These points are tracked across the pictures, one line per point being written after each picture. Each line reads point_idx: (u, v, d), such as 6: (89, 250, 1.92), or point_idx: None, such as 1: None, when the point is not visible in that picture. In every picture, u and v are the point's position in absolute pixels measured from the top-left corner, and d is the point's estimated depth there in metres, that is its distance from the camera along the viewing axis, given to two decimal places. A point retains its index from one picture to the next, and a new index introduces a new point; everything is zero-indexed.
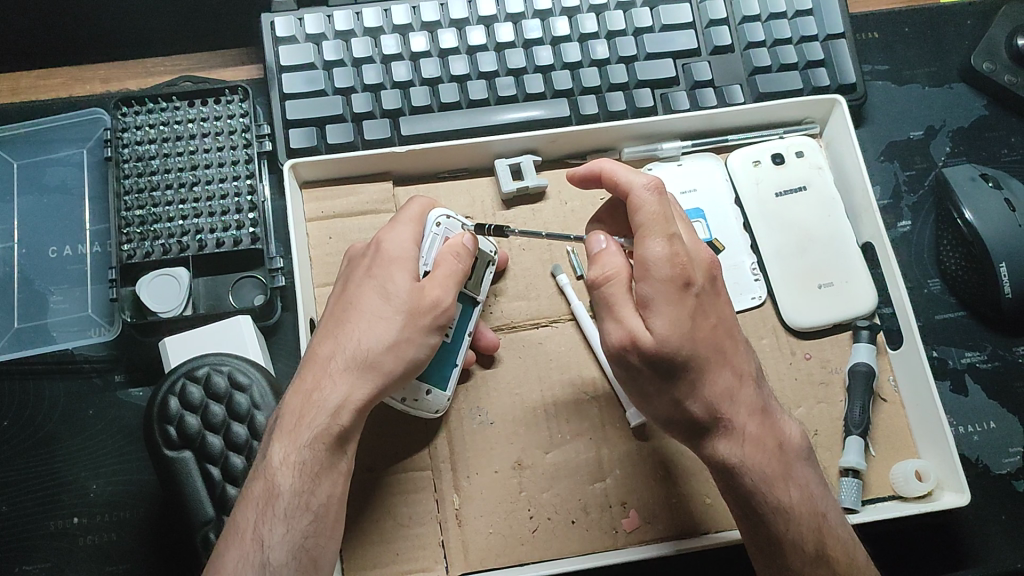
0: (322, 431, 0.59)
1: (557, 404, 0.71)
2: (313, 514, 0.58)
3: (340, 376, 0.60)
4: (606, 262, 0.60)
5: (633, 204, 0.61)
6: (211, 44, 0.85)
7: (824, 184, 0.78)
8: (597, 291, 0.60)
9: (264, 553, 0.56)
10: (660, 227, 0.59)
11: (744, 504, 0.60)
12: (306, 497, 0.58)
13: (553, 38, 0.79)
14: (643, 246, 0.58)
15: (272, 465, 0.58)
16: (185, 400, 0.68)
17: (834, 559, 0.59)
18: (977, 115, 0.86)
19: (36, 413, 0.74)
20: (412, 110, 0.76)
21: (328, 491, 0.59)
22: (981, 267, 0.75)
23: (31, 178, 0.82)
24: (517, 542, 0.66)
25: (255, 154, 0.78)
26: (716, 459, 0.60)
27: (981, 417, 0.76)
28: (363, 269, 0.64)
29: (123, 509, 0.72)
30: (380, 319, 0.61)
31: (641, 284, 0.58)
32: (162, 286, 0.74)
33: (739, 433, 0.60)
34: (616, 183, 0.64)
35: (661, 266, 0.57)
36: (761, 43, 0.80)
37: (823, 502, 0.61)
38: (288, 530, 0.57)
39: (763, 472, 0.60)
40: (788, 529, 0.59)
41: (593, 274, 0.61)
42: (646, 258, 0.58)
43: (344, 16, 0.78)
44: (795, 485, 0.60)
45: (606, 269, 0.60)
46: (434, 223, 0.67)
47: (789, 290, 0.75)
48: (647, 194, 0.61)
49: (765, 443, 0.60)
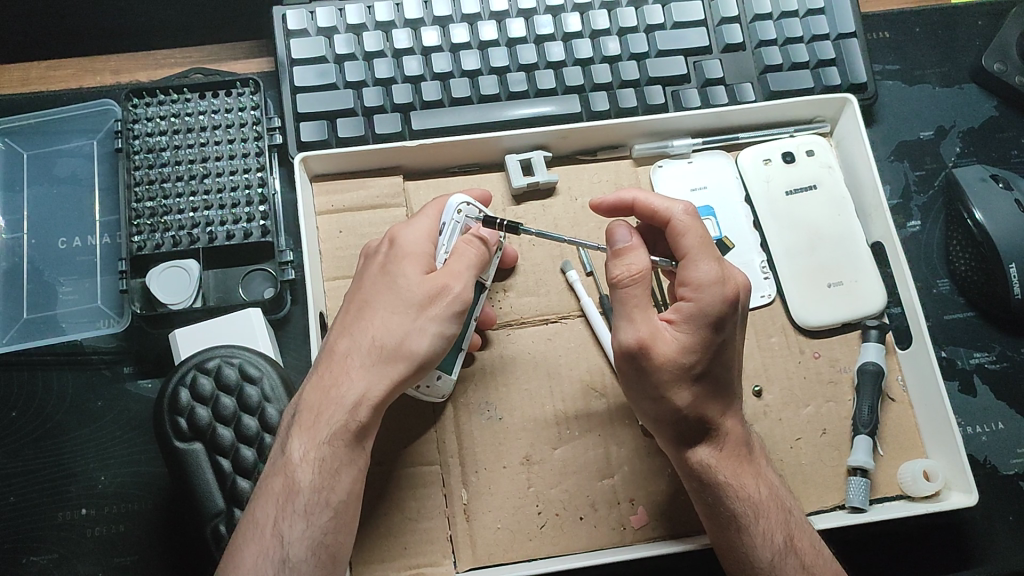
0: (341, 428, 0.59)
1: (566, 401, 0.71)
2: (333, 510, 0.58)
3: (357, 371, 0.60)
4: (633, 258, 0.61)
5: (676, 229, 0.63)
6: (220, 36, 0.85)
7: (833, 183, 0.79)
8: (622, 287, 0.60)
9: (284, 548, 0.56)
10: (707, 253, 0.61)
11: (714, 502, 0.61)
12: (326, 493, 0.58)
13: (565, 34, 0.79)
14: (696, 268, 0.60)
15: (291, 461, 0.59)
16: (194, 392, 0.68)
17: (802, 551, 0.60)
18: (987, 116, 0.86)
19: (44, 404, 0.74)
20: (423, 105, 0.76)
21: (348, 486, 0.59)
22: (991, 267, 0.75)
23: (41, 169, 0.82)
24: (524, 538, 0.66)
25: (266, 147, 0.78)
26: (691, 460, 0.62)
27: (989, 418, 0.76)
28: (379, 266, 0.64)
29: (130, 501, 0.72)
30: (394, 314, 0.61)
31: (688, 302, 0.60)
32: (172, 278, 0.74)
33: (718, 438, 0.62)
34: (652, 209, 0.65)
35: (710, 288, 0.59)
36: (773, 41, 0.80)
37: (787, 499, 0.63)
38: (308, 526, 0.57)
39: (736, 470, 0.62)
40: (757, 520, 0.60)
41: (619, 270, 0.60)
42: (697, 280, 0.60)
43: (356, 9, 0.78)
44: (764, 483, 0.63)
45: (635, 266, 0.60)
46: (455, 210, 0.66)
47: (799, 288, 0.75)
48: (689, 220, 0.63)
49: (737, 444, 0.63)
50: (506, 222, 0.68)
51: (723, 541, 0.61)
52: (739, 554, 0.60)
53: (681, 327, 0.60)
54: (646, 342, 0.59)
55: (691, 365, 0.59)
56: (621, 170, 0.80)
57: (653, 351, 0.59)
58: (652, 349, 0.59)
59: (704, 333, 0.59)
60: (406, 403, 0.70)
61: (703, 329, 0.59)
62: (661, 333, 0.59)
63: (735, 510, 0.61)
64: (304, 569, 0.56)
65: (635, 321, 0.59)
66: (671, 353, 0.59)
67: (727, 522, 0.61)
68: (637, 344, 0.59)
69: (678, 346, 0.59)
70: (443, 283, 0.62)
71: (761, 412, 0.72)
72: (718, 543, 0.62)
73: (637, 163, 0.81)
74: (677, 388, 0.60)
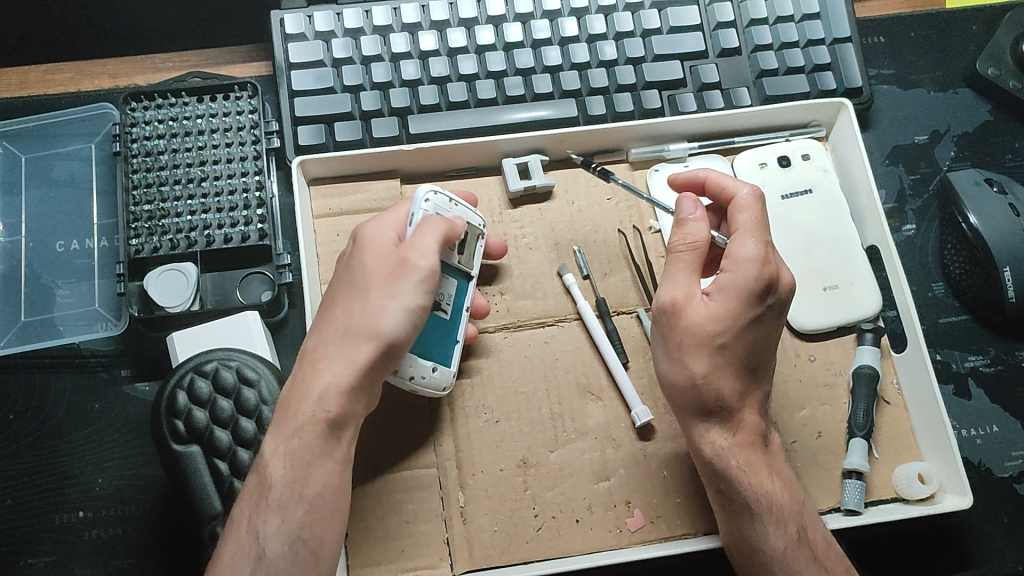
0: (311, 420, 0.59)
1: (563, 404, 0.71)
2: (308, 505, 0.58)
3: (323, 362, 0.60)
4: (693, 228, 0.63)
5: (736, 206, 0.65)
6: (218, 42, 0.85)
7: (829, 186, 0.79)
8: (675, 250, 0.63)
9: (259, 544, 0.56)
10: (755, 232, 0.63)
11: (728, 490, 0.62)
12: (299, 487, 0.58)
13: (562, 38, 0.79)
14: (740, 243, 0.62)
15: (264, 458, 0.59)
16: (192, 395, 0.68)
17: (815, 543, 0.60)
18: (981, 120, 0.86)
19: (41, 406, 0.74)
20: (420, 109, 0.76)
21: (322, 480, 0.59)
22: (985, 271, 0.75)
23: (38, 172, 0.82)
24: (521, 540, 0.66)
25: (263, 150, 0.78)
26: (707, 450, 0.62)
27: (984, 421, 0.76)
28: (346, 262, 0.65)
29: (127, 504, 0.72)
30: (357, 299, 0.61)
31: (726, 274, 0.61)
32: (169, 281, 0.74)
33: (736, 425, 0.63)
34: (722, 186, 0.68)
35: (749, 265, 0.61)
36: (768, 46, 0.80)
37: (800, 492, 0.63)
38: (282, 520, 0.57)
39: (751, 459, 0.62)
40: (771, 511, 0.60)
41: (676, 236, 0.64)
42: (738, 255, 0.61)
43: (354, 14, 0.78)
44: (777, 474, 0.63)
45: (690, 233, 0.63)
46: (424, 198, 0.66)
47: (795, 292, 0.76)
48: (753, 203, 0.65)
49: (753, 435, 0.63)
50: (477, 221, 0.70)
51: (738, 532, 0.61)
52: (751, 546, 0.61)
53: (715, 298, 0.61)
54: (679, 303, 0.61)
55: (718, 337, 0.60)
56: (616, 174, 0.80)
57: (683, 312, 0.61)
58: (684, 312, 0.61)
59: (734, 305, 0.60)
60: (403, 406, 0.70)
61: (735, 302, 0.60)
62: (697, 301, 0.61)
63: (750, 500, 0.61)
64: (283, 565, 0.56)
65: (675, 283, 0.62)
66: (700, 318, 0.60)
67: (742, 513, 0.61)
68: (670, 302, 0.61)
69: (708, 313, 0.60)
70: (409, 266, 0.62)
71: None
72: (730, 535, 0.62)
73: (634, 166, 0.81)
74: (698, 358, 0.61)
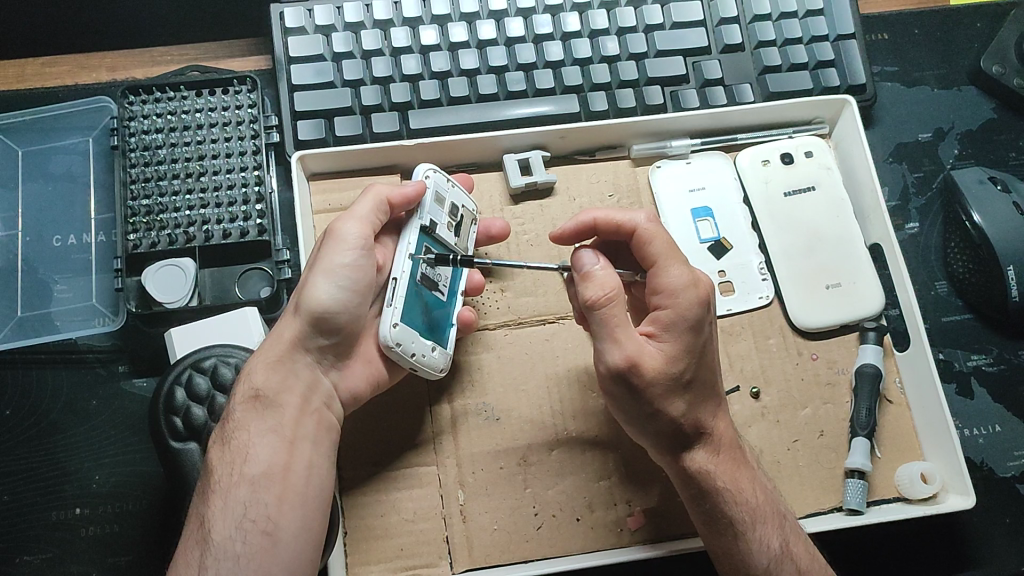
0: (241, 400, 0.63)
1: (564, 402, 0.70)
2: (251, 482, 0.59)
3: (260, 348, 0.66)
4: (604, 278, 0.59)
5: (643, 238, 0.63)
6: (218, 36, 0.85)
7: (832, 184, 0.78)
8: (600, 309, 0.58)
9: (205, 527, 0.57)
10: (675, 258, 0.62)
11: (712, 509, 0.61)
12: (238, 466, 0.60)
13: (564, 33, 0.78)
14: (667, 274, 0.61)
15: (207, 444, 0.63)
16: (191, 391, 0.68)
17: (800, 557, 0.60)
18: (985, 118, 0.86)
19: (38, 403, 0.74)
20: (421, 104, 0.76)
21: (262, 460, 0.60)
22: (989, 270, 0.75)
23: (36, 165, 0.81)
24: (521, 540, 0.66)
25: (262, 145, 0.77)
26: (691, 468, 0.61)
27: (987, 420, 0.76)
28: None
29: (125, 501, 0.71)
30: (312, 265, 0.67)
31: (664, 310, 0.60)
32: (167, 276, 0.74)
33: (716, 443, 0.62)
34: (615, 223, 0.65)
35: (684, 293, 0.60)
36: (772, 42, 0.80)
37: (782, 504, 0.63)
38: (223, 502, 0.58)
39: (735, 474, 0.62)
40: (755, 527, 0.60)
41: (595, 291, 0.58)
42: (670, 287, 0.61)
43: (354, 7, 0.77)
44: (761, 488, 0.63)
45: (606, 285, 0.59)
46: (422, 176, 0.69)
47: (797, 290, 0.75)
48: (655, 228, 0.64)
49: (732, 449, 0.63)
50: (459, 258, 0.68)
51: (722, 548, 0.61)
52: (737, 562, 0.60)
53: (662, 339, 0.60)
54: (634, 360, 0.58)
55: (684, 374, 0.60)
56: (618, 171, 0.80)
57: (642, 367, 0.58)
58: (643, 365, 0.58)
59: (687, 338, 0.59)
60: (404, 403, 0.70)
61: (687, 334, 0.59)
62: (645, 348, 0.59)
63: (734, 517, 0.60)
64: (234, 548, 0.56)
65: (618, 341, 0.58)
66: (660, 364, 0.59)
67: (725, 530, 0.61)
68: (626, 362, 0.58)
69: (663, 356, 0.59)
70: (363, 245, 0.65)
71: (758, 414, 0.72)
72: (713, 548, 0.62)
73: (636, 163, 0.80)
74: (671, 399, 0.60)
